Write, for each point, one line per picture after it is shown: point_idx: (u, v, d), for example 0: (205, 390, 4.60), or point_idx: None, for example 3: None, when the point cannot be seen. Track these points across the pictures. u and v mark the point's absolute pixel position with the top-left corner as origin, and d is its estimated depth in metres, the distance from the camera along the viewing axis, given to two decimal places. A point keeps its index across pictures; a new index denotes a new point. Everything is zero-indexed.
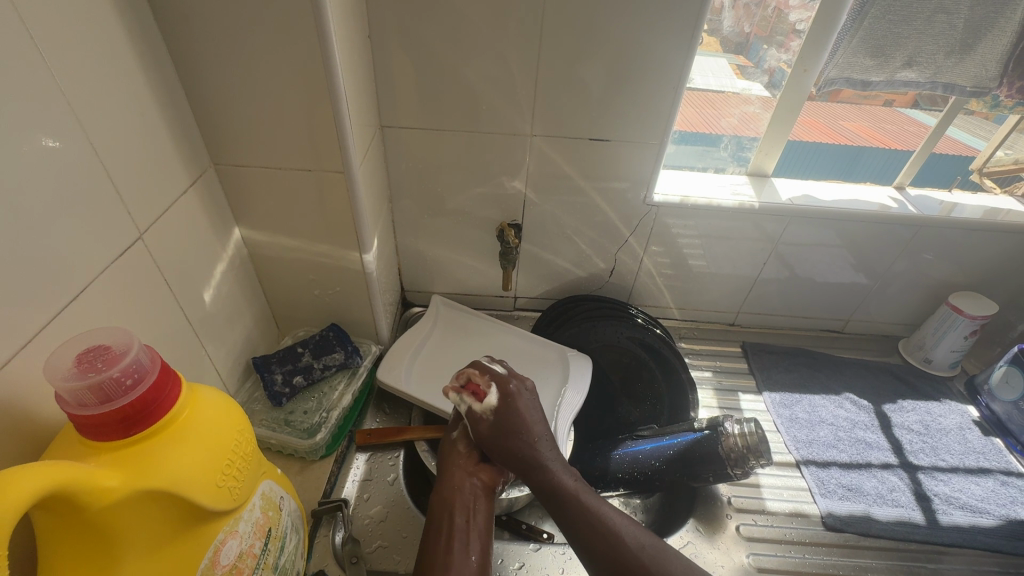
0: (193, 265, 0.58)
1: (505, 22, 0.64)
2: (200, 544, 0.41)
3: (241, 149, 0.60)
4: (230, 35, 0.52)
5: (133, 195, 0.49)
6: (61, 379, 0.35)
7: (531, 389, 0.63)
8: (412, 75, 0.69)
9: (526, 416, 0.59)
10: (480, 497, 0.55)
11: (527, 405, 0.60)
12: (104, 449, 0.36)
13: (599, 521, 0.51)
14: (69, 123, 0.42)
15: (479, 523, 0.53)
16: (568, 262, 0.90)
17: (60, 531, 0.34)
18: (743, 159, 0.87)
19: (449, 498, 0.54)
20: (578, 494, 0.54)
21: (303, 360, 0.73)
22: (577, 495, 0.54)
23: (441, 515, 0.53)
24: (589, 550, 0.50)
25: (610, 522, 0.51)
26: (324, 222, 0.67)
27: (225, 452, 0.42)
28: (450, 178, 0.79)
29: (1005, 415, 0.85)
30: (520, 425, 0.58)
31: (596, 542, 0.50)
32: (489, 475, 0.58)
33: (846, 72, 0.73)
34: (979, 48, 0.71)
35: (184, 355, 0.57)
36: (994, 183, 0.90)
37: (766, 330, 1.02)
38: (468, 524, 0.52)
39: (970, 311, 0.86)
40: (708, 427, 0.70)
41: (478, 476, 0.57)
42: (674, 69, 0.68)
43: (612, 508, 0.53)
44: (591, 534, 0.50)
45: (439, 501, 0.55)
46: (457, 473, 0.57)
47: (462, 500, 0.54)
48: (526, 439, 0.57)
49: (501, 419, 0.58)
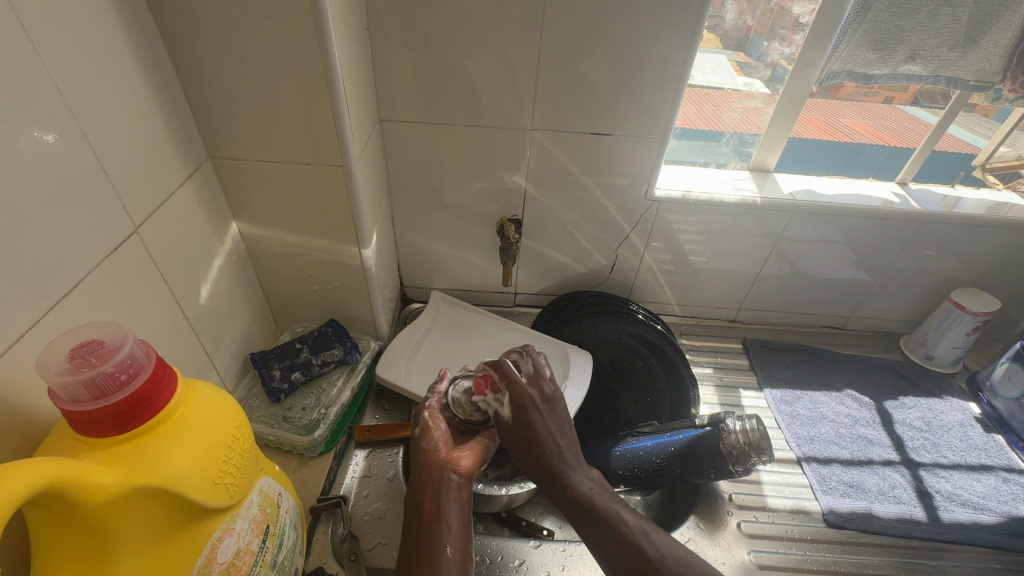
0: (190, 260, 0.58)
1: (506, 15, 0.63)
2: (196, 541, 0.40)
3: (238, 143, 0.59)
4: (227, 26, 0.51)
5: (128, 189, 0.48)
6: (54, 375, 0.34)
7: (548, 394, 0.56)
8: (412, 68, 0.68)
9: (541, 432, 0.54)
10: (453, 489, 0.51)
11: (542, 419, 0.54)
12: (98, 445, 0.35)
13: (621, 535, 0.49)
14: (62, 114, 0.41)
15: (455, 513, 0.49)
16: (568, 257, 0.90)
17: (54, 528, 0.34)
18: (745, 154, 0.86)
19: (419, 495, 0.51)
20: (599, 505, 0.52)
21: (302, 356, 0.72)
22: (596, 503, 0.52)
23: (411, 513, 0.50)
24: (612, 563, 0.49)
25: (630, 536, 0.49)
26: (323, 217, 0.66)
27: (222, 448, 0.41)
28: (449, 173, 0.79)
29: (1007, 412, 0.85)
30: (532, 446, 0.54)
31: (618, 556, 0.48)
32: (463, 461, 0.53)
33: (849, 66, 0.73)
34: (983, 41, 0.70)
35: (181, 351, 0.57)
36: (998, 178, 0.89)
37: (767, 327, 1.02)
38: (441, 515, 0.48)
39: (972, 307, 0.86)
40: (710, 423, 0.70)
41: (450, 467, 0.52)
42: (677, 63, 0.67)
43: (629, 516, 0.51)
44: (614, 547, 0.49)
45: (411, 496, 0.51)
46: (426, 467, 0.53)
47: (431, 498, 0.50)
48: (542, 453, 0.54)
49: (517, 436, 0.54)
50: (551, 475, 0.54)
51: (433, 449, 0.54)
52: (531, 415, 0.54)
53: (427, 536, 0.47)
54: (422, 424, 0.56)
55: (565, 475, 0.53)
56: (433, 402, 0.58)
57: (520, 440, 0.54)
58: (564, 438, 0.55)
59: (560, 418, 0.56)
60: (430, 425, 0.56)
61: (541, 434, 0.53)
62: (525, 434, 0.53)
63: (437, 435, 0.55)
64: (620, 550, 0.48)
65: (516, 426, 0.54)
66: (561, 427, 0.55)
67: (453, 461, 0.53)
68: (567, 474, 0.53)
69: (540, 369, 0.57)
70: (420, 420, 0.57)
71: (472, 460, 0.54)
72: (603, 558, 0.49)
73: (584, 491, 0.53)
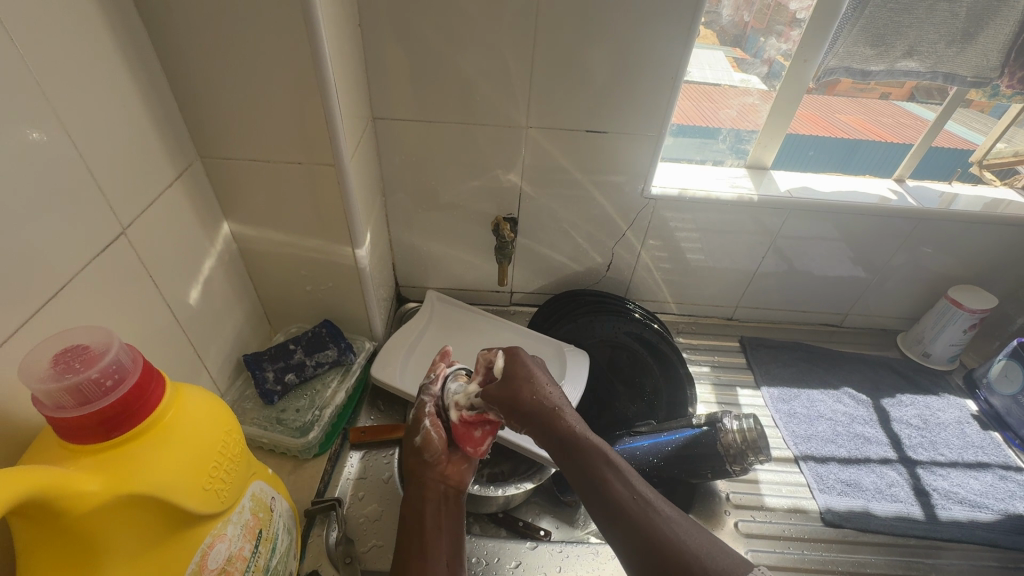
0: (180, 261, 0.57)
1: (500, 11, 0.63)
2: (186, 548, 0.40)
3: (229, 142, 0.59)
4: (216, 23, 0.50)
5: (115, 190, 0.47)
6: (37, 382, 0.33)
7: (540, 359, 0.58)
8: (405, 65, 0.67)
9: (537, 375, 0.54)
10: (448, 503, 0.51)
11: (534, 365, 0.56)
12: (84, 452, 0.35)
13: (625, 483, 0.45)
14: (45, 113, 0.40)
15: (451, 528, 0.49)
16: (564, 256, 0.89)
17: (38, 536, 0.33)
18: (741, 152, 0.85)
19: (420, 510, 0.50)
20: (602, 449, 0.48)
21: (296, 357, 0.72)
22: (599, 447, 0.48)
23: (411, 527, 0.49)
24: (619, 508, 0.44)
25: (636, 487, 0.45)
26: (316, 216, 0.65)
27: (212, 453, 0.40)
28: (444, 171, 0.78)
29: (1004, 409, 0.85)
30: (529, 382, 0.53)
31: (626, 504, 0.44)
32: (457, 474, 0.54)
33: (846, 62, 0.72)
34: (980, 37, 0.70)
35: (172, 353, 0.56)
36: (994, 175, 0.88)
37: (764, 324, 1.01)
38: (439, 531, 0.49)
39: (970, 305, 0.85)
40: (706, 423, 0.69)
41: (445, 480, 0.53)
42: (673, 59, 0.66)
43: (631, 470, 0.47)
44: (620, 493, 0.45)
45: (409, 509, 0.51)
46: (423, 482, 0.52)
47: (430, 508, 0.50)
48: (540, 394, 0.52)
49: (512, 378, 0.53)
50: (550, 416, 0.51)
51: (433, 462, 0.53)
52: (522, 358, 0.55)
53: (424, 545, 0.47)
54: (422, 433, 0.54)
55: (561, 418, 0.50)
56: (431, 407, 0.56)
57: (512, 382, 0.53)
58: (557, 387, 0.54)
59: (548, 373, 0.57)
60: (431, 434, 0.54)
61: (538, 373, 0.54)
62: (523, 371, 0.54)
63: (438, 446, 0.53)
64: (627, 494, 0.44)
65: (514, 377, 0.53)
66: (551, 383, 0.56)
67: (448, 474, 0.53)
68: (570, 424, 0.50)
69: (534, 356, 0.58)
70: (421, 429, 0.54)
71: (466, 473, 0.54)
72: (606, 504, 0.45)
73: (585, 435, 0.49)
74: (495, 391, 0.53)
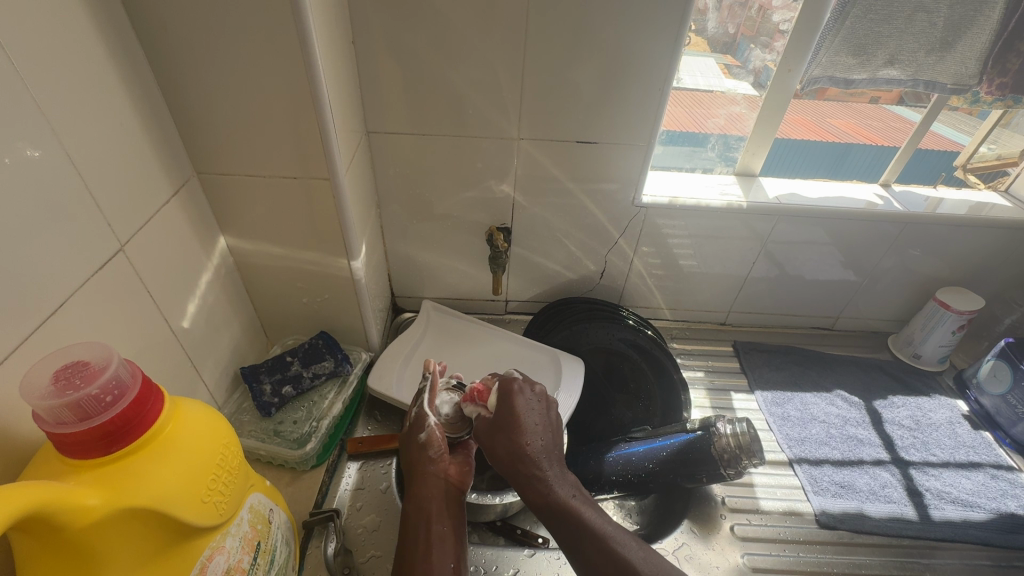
0: (177, 275, 0.58)
1: (490, 28, 0.64)
2: (184, 562, 0.40)
3: (226, 158, 0.60)
4: (210, 44, 0.51)
5: (113, 207, 0.48)
6: (38, 399, 0.34)
7: (539, 391, 0.58)
8: (399, 81, 0.68)
9: (523, 419, 0.55)
10: (449, 502, 0.54)
11: (527, 407, 0.56)
12: (83, 467, 0.35)
13: (606, 546, 0.48)
14: (45, 134, 0.41)
15: (451, 529, 0.52)
16: (559, 265, 0.90)
17: (39, 551, 0.34)
18: (730, 159, 0.87)
19: (424, 507, 0.52)
20: (582, 513, 0.50)
21: (292, 369, 0.72)
22: (579, 512, 0.50)
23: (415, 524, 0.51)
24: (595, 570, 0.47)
25: (616, 550, 0.47)
26: (312, 230, 0.66)
27: (210, 466, 0.41)
28: (438, 183, 0.79)
29: (994, 409, 0.85)
30: (510, 431, 0.54)
31: (604, 567, 0.47)
32: (460, 475, 0.56)
33: (829, 71, 0.74)
34: (958, 46, 0.72)
35: (170, 367, 0.57)
36: (978, 178, 0.91)
37: (757, 329, 1.03)
38: (443, 531, 0.51)
39: (958, 306, 0.87)
40: (700, 427, 0.69)
41: (448, 481, 0.55)
42: (660, 72, 0.68)
43: (620, 531, 0.49)
44: (599, 559, 0.47)
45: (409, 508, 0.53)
46: (424, 477, 0.55)
47: (436, 506, 0.53)
48: (517, 445, 0.54)
49: (499, 419, 0.56)
50: (526, 472, 0.53)
51: (436, 460, 0.56)
52: (515, 399, 0.56)
53: (426, 547, 0.49)
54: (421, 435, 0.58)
55: (535, 479, 0.53)
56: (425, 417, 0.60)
57: (502, 422, 0.55)
58: (542, 433, 0.55)
59: (544, 415, 0.57)
60: (434, 433, 0.58)
61: (522, 420, 0.55)
62: (508, 419, 0.55)
63: (437, 445, 0.57)
64: (607, 560, 0.47)
65: (499, 421, 0.56)
66: (545, 423, 0.57)
67: (450, 474, 0.55)
68: (541, 477, 0.53)
69: (529, 385, 0.58)
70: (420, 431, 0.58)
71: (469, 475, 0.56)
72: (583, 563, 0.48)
73: (563, 498, 0.52)
74: (484, 428, 0.56)
